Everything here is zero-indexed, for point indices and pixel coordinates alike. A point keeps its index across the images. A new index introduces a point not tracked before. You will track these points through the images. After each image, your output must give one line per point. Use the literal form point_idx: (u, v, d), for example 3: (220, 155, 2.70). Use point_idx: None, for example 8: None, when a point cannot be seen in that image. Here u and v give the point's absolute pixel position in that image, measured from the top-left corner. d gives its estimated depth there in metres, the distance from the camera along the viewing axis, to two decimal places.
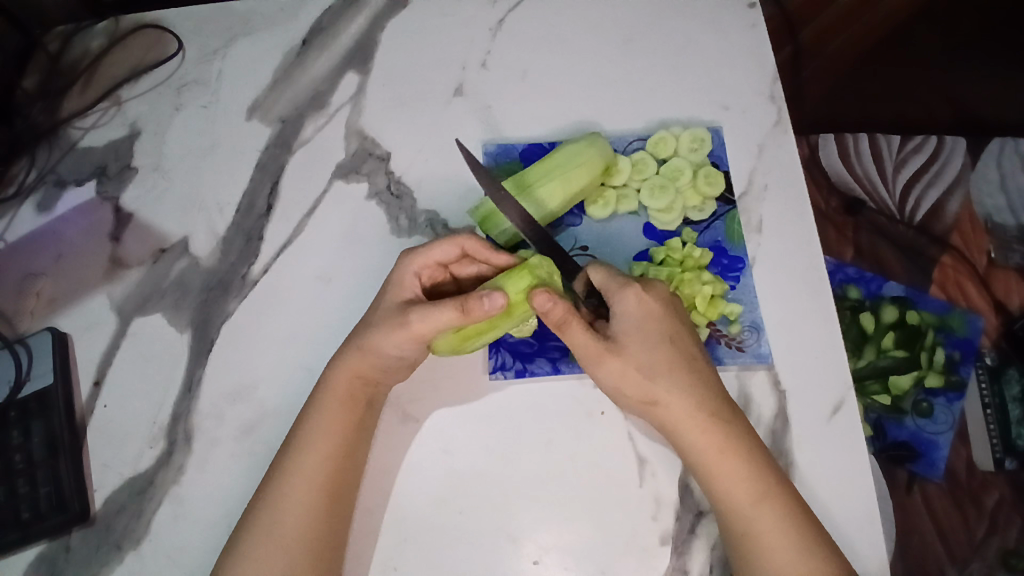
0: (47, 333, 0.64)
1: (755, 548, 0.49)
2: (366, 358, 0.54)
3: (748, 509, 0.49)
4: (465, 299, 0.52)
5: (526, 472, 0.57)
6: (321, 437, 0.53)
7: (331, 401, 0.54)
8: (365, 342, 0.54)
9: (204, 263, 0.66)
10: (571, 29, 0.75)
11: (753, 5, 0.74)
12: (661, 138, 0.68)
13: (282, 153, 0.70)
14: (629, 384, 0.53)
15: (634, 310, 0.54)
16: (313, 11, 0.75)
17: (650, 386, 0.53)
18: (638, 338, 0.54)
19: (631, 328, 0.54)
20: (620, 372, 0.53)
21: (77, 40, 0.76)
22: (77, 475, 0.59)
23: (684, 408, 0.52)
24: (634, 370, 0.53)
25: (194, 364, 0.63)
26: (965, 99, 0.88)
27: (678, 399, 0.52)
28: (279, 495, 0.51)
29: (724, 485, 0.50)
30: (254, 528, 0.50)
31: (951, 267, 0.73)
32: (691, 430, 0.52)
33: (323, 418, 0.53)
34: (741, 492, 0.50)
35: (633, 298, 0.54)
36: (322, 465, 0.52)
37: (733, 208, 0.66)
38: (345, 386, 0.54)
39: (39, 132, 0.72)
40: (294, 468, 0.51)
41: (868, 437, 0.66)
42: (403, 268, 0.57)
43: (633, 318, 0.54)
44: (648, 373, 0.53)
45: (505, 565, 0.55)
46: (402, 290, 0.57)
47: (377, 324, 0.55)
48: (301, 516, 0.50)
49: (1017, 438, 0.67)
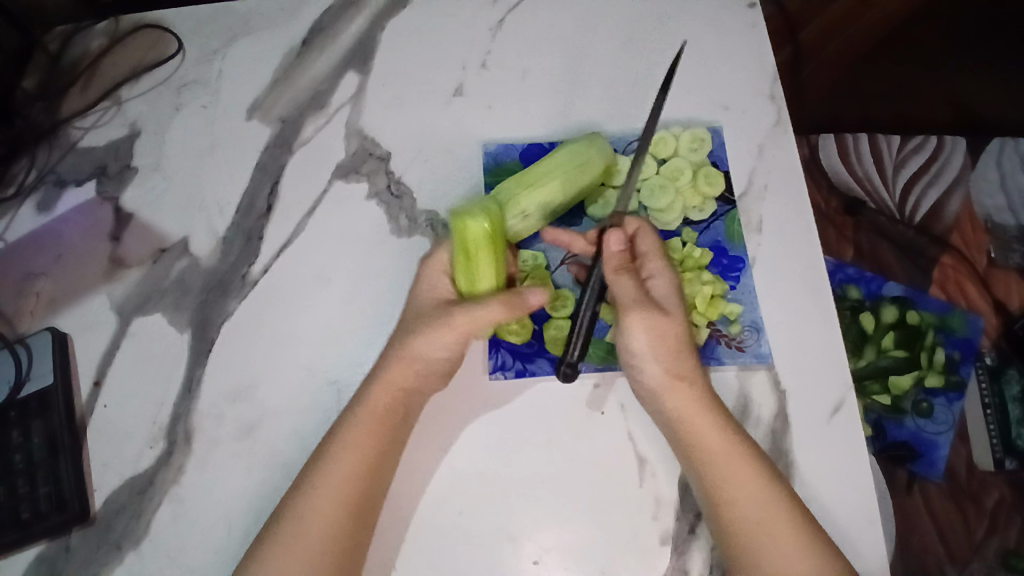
0: (47, 334, 0.64)
1: (751, 534, 0.49)
2: (410, 366, 0.55)
3: (748, 498, 0.50)
4: (508, 295, 0.55)
5: (526, 472, 0.57)
6: (353, 451, 0.52)
7: (368, 416, 0.53)
8: (408, 350, 0.55)
9: (204, 263, 0.66)
10: (570, 29, 0.74)
11: (753, 5, 0.74)
12: (661, 138, 0.68)
13: (282, 153, 0.70)
14: (663, 348, 0.54)
15: (667, 290, 0.57)
16: (313, 11, 0.75)
17: (677, 359, 0.54)
18: (676, 314, 0.56)
19: (671, 302, 0.56)
20: (657, 334, 0.54)
21: (77, 40, 0.77)
22: (77, 475, 0.59)
23: (702, 387, 0.54)
24: (670, 343, 0.54)
25: (194, 364, 0.63)
26: (966, 100, 0.88)
27: (701, 378, 0.54)
28: (301, 507, 0.50)
29: (729, 469, 0.51)
30: (275, 534, 0.50)
31: (950, 266, 0.73)
32: (700, 412, 0.53)
33: (357, 433, 0.53)
34: (750, 482, 0.50)
35: (676, 282, 0.57)
36: (349, 478, 0.51)
37: (733, 208, 0.66)
38: (383, 400, 0.54)
39: (40, 131, 0.73)
40: (319, 478, 0.51)
41: (868, 438, 0.66)
42: (431, 273, 0.59)
43: (672, 297, 0.57)
44: (679, 346, 0.55)
45: (505, 565, 0.55)
46: (432, 287, 0.58)
47: (413, 329, 0.55)
48: (323, 526, 0.50)
49: (1017, 438, 0.67)
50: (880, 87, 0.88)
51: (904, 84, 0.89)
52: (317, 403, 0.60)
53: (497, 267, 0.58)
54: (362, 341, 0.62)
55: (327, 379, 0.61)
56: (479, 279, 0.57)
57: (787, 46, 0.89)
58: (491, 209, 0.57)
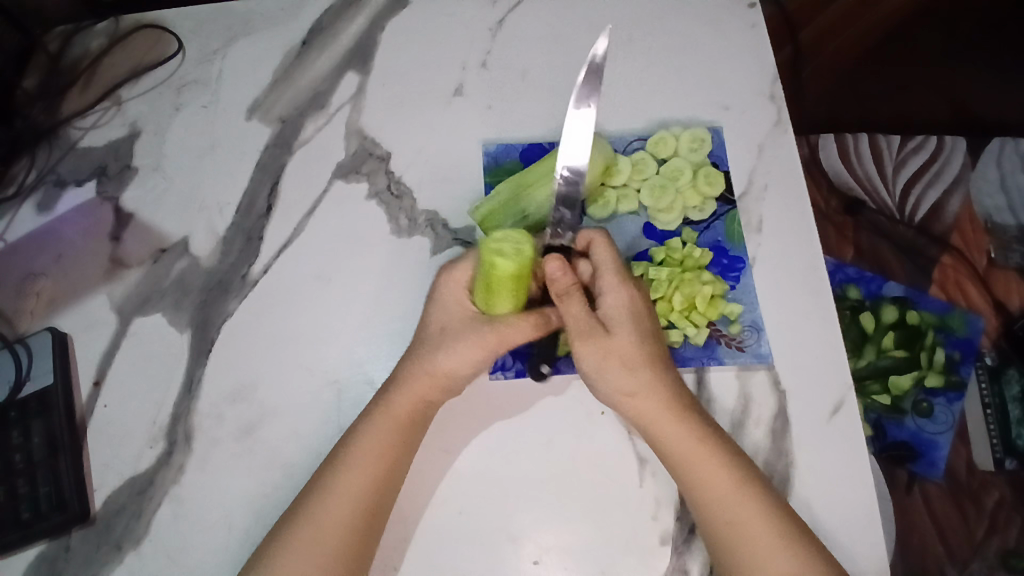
0: (47, 333, 0.64)
1: (744, 542, 0.49)
2: (438, 380, 0.55)
3: (731, 499, 0.50)
4: (536, 318, 0.55)
5: (526, 472, 0.57)
6: (369, 460, 0.52)
7: (387, 425, 0.53)
8: (435, 364, 0.55)
9: (204, 263, 0.66)
10: (570, 29, 0.74)
11: (753, 5, 0.74)
12: (661, 138, 0.68)
13: (282, 154, 0.70)
14: (611, 369, 0.54)
15: (615, 305, 0.56)
16: (313, 11, 0.75)
17: (628, 377, 0.54)
18: (623, 329, 0.55)
19: (616, 317, 0.55)
20: (601, 355, 0.54)
21: (77, 40, 0.77)
22: (77, 475, 0.59)
23: (658, 401, 0.53)
24: (615, 357, 0.54)
25: (194, 363, 0.63)
26: (966, 100, 0.88)
27: (655, 389, 0.53)
28: (315, 511, 0.50)
29: (698, 472, 0.51)
30: (287, 540, 0.50)
31: (950, 267, 0.73)
32: (664, 423, 0.53)
33: (375, 439, 0.53)
34: (722, 480, 0.51)
35: (627, 291, 0.56)
36: (368, 485, 0.51)
37: (733, 208, 0.66)
38: (405, 408, 0.54)
39: (39, 131, 0.73)
40: (335, 485, 0.51)
41: (868, 438, 0.66)
42: (455, 284, 0.57)
43: (617, 309, 0.55)
44: (627, 364, 0.54)
45: (505, 565, 0.55)
46: (459, 301, 0.57)
47: (442, 345, 0.55)
48: (340, 532, 0.50)
49: (1017, 438, 0.67)
50: (879, 87, 0.88)
51: (903, 84, 0.89)
52: (317, 403, 0.60)
53: (518, 297, 0.53)
54: (362, 341, 0.62)
55: (327, 379, 0.61)
56: (495, 304, 0.54)
57: (787, 46, 0.89)
58: (525, 249, 0.48)
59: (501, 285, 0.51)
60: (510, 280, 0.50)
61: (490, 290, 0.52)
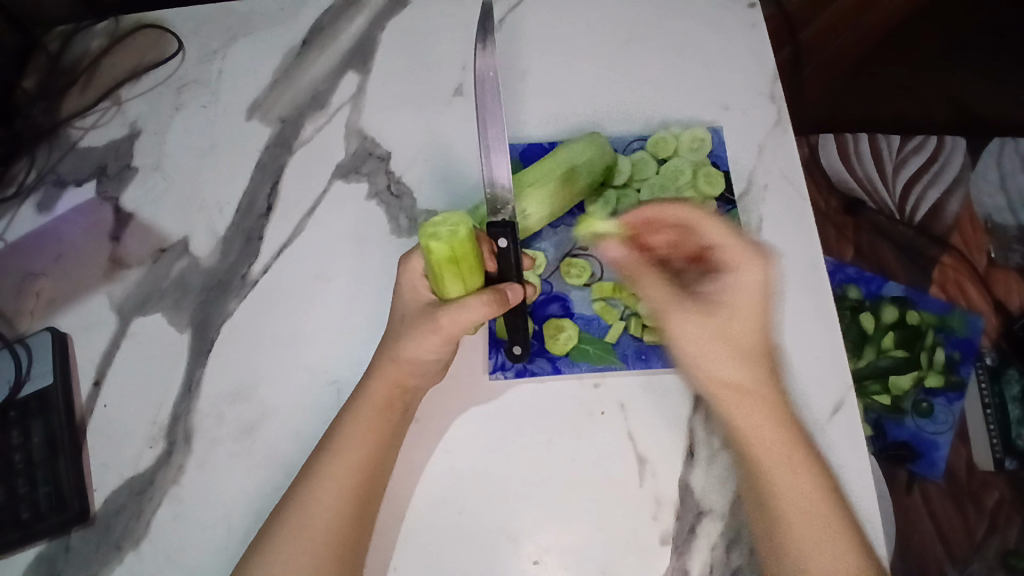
0: (47, 334, 0.65)
1: (806, 554, 0.48)
2: (402, 367, 0.54)
3: (804, 504, 0.49)
4: (489, 296, 0.51)
5: (526, 471, 0.57)
6: (355, 445, 0.52)
7: (369, 409, 0.53)
8: (398, 352, 0.54)
9: (204, 263, 0.66)
10: (570, 30, 0.75)
11: (753, 5, 0.74)
12: (661, 138, 0.68)
13: (282, 153, 0.70)
14: (705, 349, 0.55)
15: (741, 286, 0.55)
16: (313, 11, 0.75)
17: (726, 364, 0.54)
18: (738, 315, 0.55)
19: (739, 301, 0.55)
20: (697, 332, 0.55)
21: (77, 40, 0.77)
22: (77, 475, 0.59)
23: (756, 392, 0.53)
24: (722, 341, 0.54)
25: (194, 364, 0.63)
26: (966, 100, 0.88)
27: (756, 378, 0.53)
28: (306, 501, 0.50)
29: (778, 474, 0.50)
30: (279, 530, 0.50)
31: (951, 267, 0.73)
32: (752, 412, 0.52)
33: (360, 426, 0.53)
34: (798, 484, 0.50)
35: (753, 270, 0.55)
36: (352, 472, 0.51)
37: (734, 208, 0.65)
38: (383, 394, 0.54)
39: (39, 131, 0.73)
40: (323, 473, 0.51)
41: (869, 438, 0.65)
42: (410, 272, 0.55)
43: (747, 293, 0.55)
44: (732, 350, 0.54)
45: (505, 565, 0.55)
46: (416, 292, 0.55)
47: (404, 332, 0.54)
48: (327, 519, 0.50)
49: (1017, 438, 0.67)
50: (879, 87, 0.88)
51: (903, 83, 0.89)
52: (317, 403, 0.60)
53: (467, 279, 0.51)
54: (362, 340, 0.62)
55: (327, 379, 0.61)
56: (446, 289, 0.52)
57: (787, 47, 0.89)
58: (457, 228, 0.48)
59: (440, 269, 0.50)
60: (447, 261, 0.49)
61: (433, 275, 0.51)
